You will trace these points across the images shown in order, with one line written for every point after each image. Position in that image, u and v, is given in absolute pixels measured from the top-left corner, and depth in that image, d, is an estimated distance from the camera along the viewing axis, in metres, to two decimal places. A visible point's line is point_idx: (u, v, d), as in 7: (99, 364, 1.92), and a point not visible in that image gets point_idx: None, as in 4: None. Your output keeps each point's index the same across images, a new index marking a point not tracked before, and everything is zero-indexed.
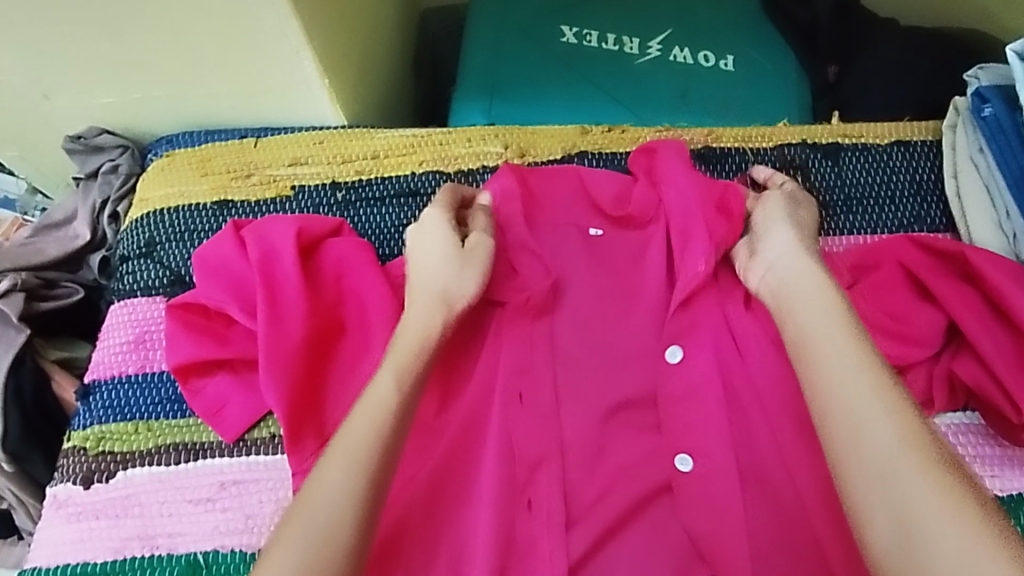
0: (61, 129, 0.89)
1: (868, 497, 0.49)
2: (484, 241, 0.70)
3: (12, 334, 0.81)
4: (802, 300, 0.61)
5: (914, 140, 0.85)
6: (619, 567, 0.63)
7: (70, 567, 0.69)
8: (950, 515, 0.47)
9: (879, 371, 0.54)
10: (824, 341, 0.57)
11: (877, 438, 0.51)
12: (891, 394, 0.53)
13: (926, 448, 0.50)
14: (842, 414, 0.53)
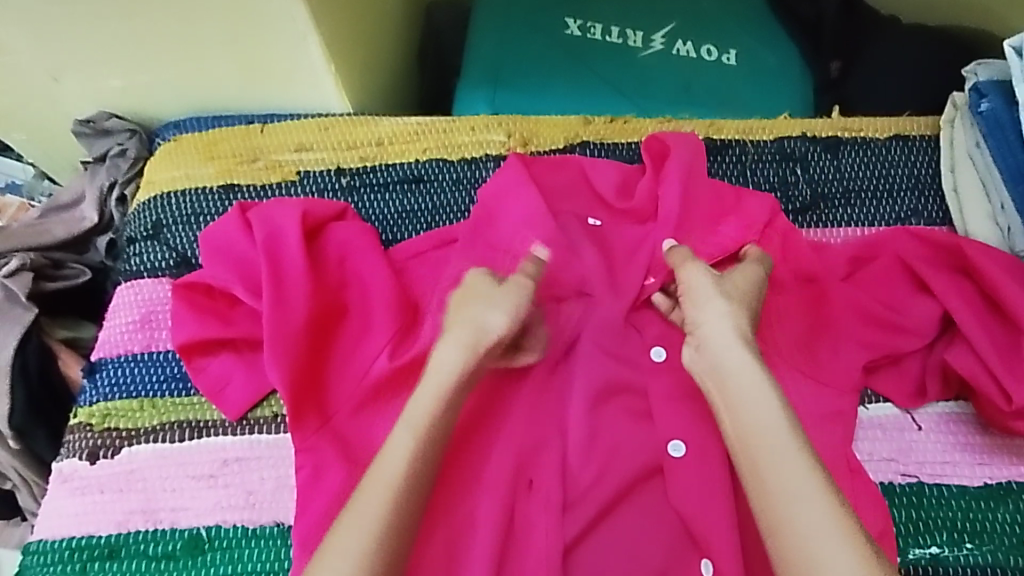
0: (70, 111, 0.90)
1: (776, 534, 0.55)
2: (525, 284, 0.68)
3: (20, 313, 0.82)
4: (736, 366, 0.62)
5: (913, 134, 0.86)
6: (612, 546, 0.65)
7: (74, 539, 0.70)
8: (830, 531, 0.54)
9: (803, 445, 0.58)
10: (756, 417, 0.59)
11: (807, 515, 0.54)
12: (815, 469, 0.57)
13: (849, 524, 0.54)
14: (775, 490, 0.56)
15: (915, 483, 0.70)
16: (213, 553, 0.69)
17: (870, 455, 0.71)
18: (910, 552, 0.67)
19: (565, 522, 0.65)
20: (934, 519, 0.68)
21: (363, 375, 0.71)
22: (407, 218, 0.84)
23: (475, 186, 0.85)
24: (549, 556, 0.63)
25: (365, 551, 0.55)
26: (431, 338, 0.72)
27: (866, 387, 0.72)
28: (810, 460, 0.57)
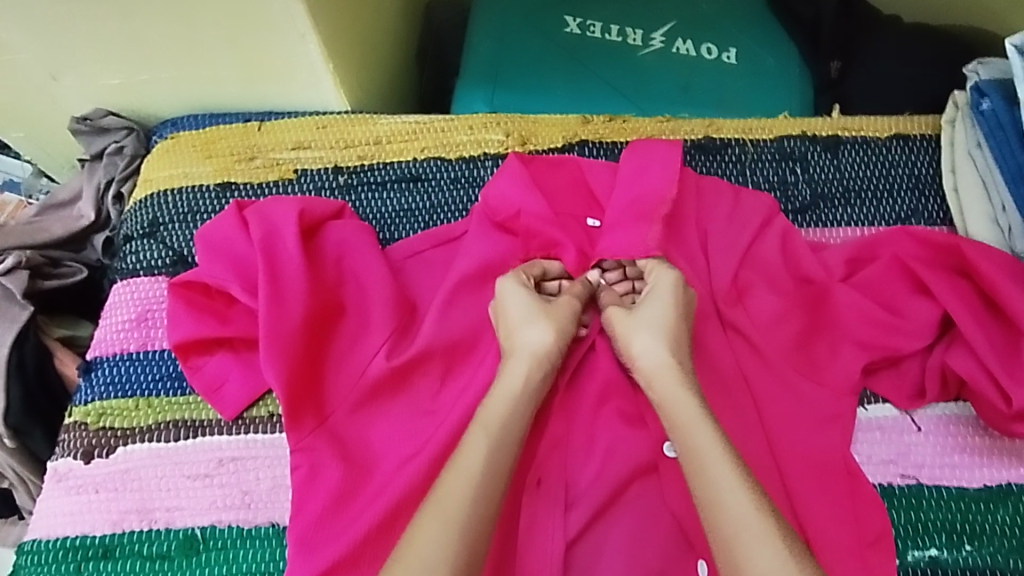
0: (68, 109, 0.90)
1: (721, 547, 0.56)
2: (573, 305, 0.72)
3: (15, 312, 0.82)
4: (671, 390, 0.64)
5: (913, 135, 0.85)
6: (609, 544, 0.66)
7: (69, 538, 0.70)
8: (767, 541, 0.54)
9: (734, 461, 0.59)
10: (689, 436, 0.61)
11: (737, 526, 0.55)
12: (746, 483, 0.58)
13: (776, 534, 0.55)
14: (707, 504, 0.57)
15: (914, 485, 0.69)
16: (208, 553, 0.68)
17: (869, 457, 0.70)
18: (909, 554, 0.66)
19: (562, 521, 0.66)
20: (934, 521, 0.68)
21: (360, 375, 0.71)
22: (405, 217, 0.84)
23: (473, 185, 0.85)
24: (546, 555, 0.64)
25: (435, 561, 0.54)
26: (430, 338, 0.72)
27: (864, 388, 0.72)
28: (742, 474, 0.59)
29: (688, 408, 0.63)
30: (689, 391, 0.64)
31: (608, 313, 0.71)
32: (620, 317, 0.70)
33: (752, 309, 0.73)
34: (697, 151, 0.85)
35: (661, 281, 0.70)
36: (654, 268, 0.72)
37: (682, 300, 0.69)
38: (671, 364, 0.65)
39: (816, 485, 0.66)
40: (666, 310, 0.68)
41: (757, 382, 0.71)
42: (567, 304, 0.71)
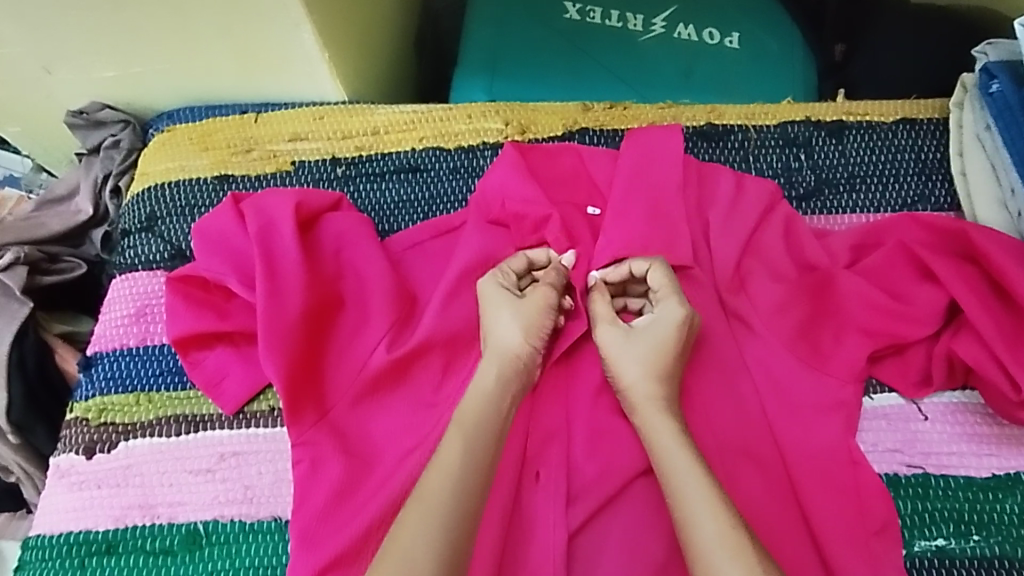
0: (63, 103, 0.89)
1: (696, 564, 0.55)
2: (548, 295, 0.69)
3: (15, 308, 0.81)
4: (649, 412, 0.64)
5: (920, 118, 0.84)
6: (611, 536, 0.65)
7: (72, 534, 0.70)
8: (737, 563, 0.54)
9: (708, 479, 0.59)
10: (665, 457, 0.61)
11: (707, 545, 0.55)
12: (717, 501, 0.58)
13: (746, 551, 0.54)
14: (680, 524, 0.57)
15: (920, 475, 0.68)
16: (211, 548, 0.68)
17: (874, 446, 0.69)
18: (916, 544, 0.66)
19: (565, 512, 0.65)
20: (940, 510, 0.67)
21: (360, 368, 0.70)
22: (404, 208, 0.83)
23: (473, 175, 0.84)
24: (549, 547, 0.64)
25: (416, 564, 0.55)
26: (430, 330, 0.71)
27: (870, 376, 0.71)
28: (718, 495, 0.58)
29: (666, 428, 0.62)
30: (665, 412, 0.63)
31: (601, 328, 0.69)
32: (613, 338, 0.68)
33: (755, 297, 0.72)
34: (698, 137, 0.84)
35: (662, 316, 0.67)
36: (664, 295, 0.68)
37: (681, 335, 0.66)
38: (649, 386, 0.65)
39: (821, 474, 0.66)
40: (659, 341, 0.66)
41: (760, 371, 0.70)
42: (541, 296, 0.69)
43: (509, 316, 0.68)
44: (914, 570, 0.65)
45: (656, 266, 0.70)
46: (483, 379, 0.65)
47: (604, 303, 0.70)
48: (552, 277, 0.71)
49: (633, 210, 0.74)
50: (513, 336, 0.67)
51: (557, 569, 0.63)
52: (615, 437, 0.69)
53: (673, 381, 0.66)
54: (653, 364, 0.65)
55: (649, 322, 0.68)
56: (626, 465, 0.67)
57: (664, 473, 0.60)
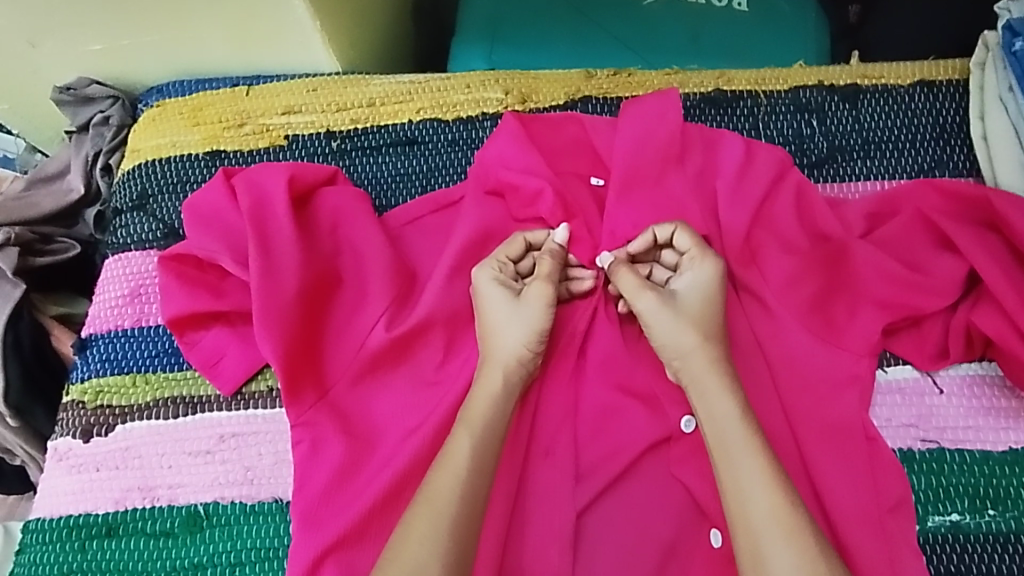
0: (50, 78, 0.87)
1: (744, 539, 0.56)
2: (543, 291, 0.66)
3: (8, 289, 0.80)
4: (705, 380, 0.62)
5: (939, 80, 0.80)
6: (617, 516, 0.64)
7: (72, 517, 0.69)
8: (790, 541, 0.55)
9: (765, 454, 0.59)
10: (721, 429, 0.60)
11: (763, 521, 0.56)
12: (774, 476, 0.58)
13: (802, 529, 0.56)
14: (733, 496, 0.58)
15: (935, 449, 0.67)
16: (212, 530, 0.67)
17: (888, 420, 0.68)
18: (929, 519, 0.64)
19: (571, 491, 0.64)
20: (955, 485, 0.65)
21: (359, 347, 0.69)
22: (402, 182, 0.80)
23: (473, 147, 0.81)
24: (555, 527, 0.63)
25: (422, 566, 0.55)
26: (430, 308, 0.69)
27: (884, 349, 0.69)
28: (775, 472, 0.58)
29: (726, 399, 0.61)
30: (722, 382, 0.62)
31: (639, 300, 0.66)
32: (654, 307, 0.65)
33: (766, 270, 0.70)
34: (706, 104, 0.81)
35: (702, 275, 0.66)
36: (697, 256, 0.66)
37: (719, 296, 0.66)
38: (704, 354, 0.63)
39: (834, 451, 0.64)
40: (704, 304, 0.65)
41: (771, 345, 0.68)
42: (538, 293, 0.66)
43: (511, 318, 0.66)
44: (928, 546, 0.63)
45: (681, 229, 0.68)
46: (498, 378, 0.64)
47: (631, 275, 0.67)
48: (546, 269, 0.67)
49: (638, 182, 0.71)
50: (514, 342, 0.65)
51: (563, 549, 0.62)
52: (622, 414, 0.67)
53: (725, 348, 0.64)
54: (706, 328, 0.64)
55: (688, 286, 0.66)
56: (633, 442, 0.66)
57: (719, 445, 0.60)
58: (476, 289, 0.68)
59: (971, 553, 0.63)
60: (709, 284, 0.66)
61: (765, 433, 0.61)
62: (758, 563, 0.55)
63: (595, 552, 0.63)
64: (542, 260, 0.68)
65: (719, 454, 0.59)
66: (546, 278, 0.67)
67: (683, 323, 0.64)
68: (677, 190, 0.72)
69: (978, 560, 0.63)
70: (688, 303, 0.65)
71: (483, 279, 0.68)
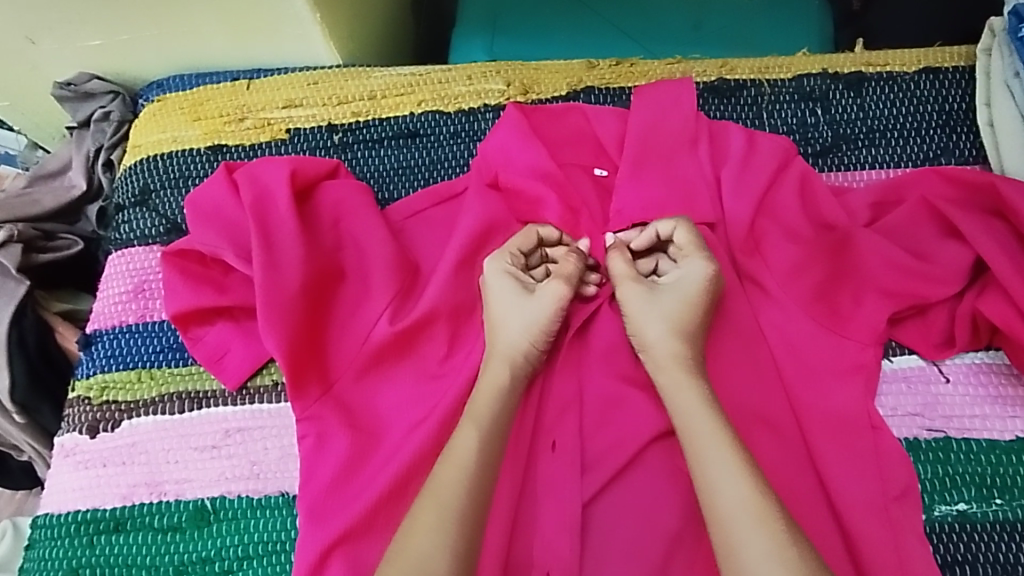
0: (50, 75, 0.86)
1: (716, 530, 0.56)
2: (558, 291, 0.66)
3: (13, 287, 0.80)
4: (672, 373, 0.62)
5: (945, 67, 0.79)
6: (624, 507, 0.64)
7: (80, 512, 0.70)
8: (761, 531, 0.54)
9: (733, 443, 0.58)
10: (687, 420, 0.60)
11: (731, 510, 0.55)
12: (742, 465, 0.57)
13: (771, 516, 0.55)
14: (702, 487, 0.57)
15: (941, 438, 0.66)
16: (220, 524, 0.68)
17: (894, 410, 0.67)
18: (936, 508, 0.64)
19: (577, 483, 0.64)
20: (961, 474, 0.65)
21: (363, 341, 0.69)
22: (404, 175, 0.80)
23: (475, 139, 0.81)
24: (562, 518, 0.63)
25: (426, 557, 0.55)
26: (434, 301, 0.69)
27: (890, 339, 0.69)
28: (744, 463, 0.57)
29: (691, 393, 0.61)
30: (689, 375, 0.62)
31: (623, 287, 0.66)
32: (636, 296, 0.65)
33: (770, 259, 0.69)
34: (708, 93, 0.80)
35: (690, 273, 0.65)
36: (690, 252, 0.66)
37: (706, 292, 0.65)
38: (672, 348, 0.63)
39: (840, 441, 0.64)
40: (684, 298, 0.65)
41: (776, 335, 0.68)
42: (554, 293, 0.66)
43: (518, 314, 0.66)
44: (934, 535, 0.63)
45: (681, 225, 0.67)
46: (501, 371, 0.64)
47: (622, 261, 0.67)
48: (568, 269, 0.67)
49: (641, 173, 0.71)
50: (518, 338, 0.65)
51: (569, 540, 0.62)
52: (628, 406, 0.67)
53: (695, 342, 0.64)
54: (682, 324, 0.64)
55: (675, 279, 0.66)
56: (638, 434, 0.66)
57: (686, 439, 0.60)
58: (487, 281, 0.68)
59: (978, 542, 0.63)
60: (696, 283, 0.65)
61: (734, 426, 0.60)
62: (729, 552, 0.54)
63: (601, 543, 0.63)
64: (567, 259, 0.68)
65: (687, 447, 0.59)
66: (566, 279, 0.67)
67: (660, 319, 0.64)
68: (681, 180, 0.71)
69: (985, 549, 0.63)
70: (669, 300, 0.65)
71: (495, 270, 0.68)
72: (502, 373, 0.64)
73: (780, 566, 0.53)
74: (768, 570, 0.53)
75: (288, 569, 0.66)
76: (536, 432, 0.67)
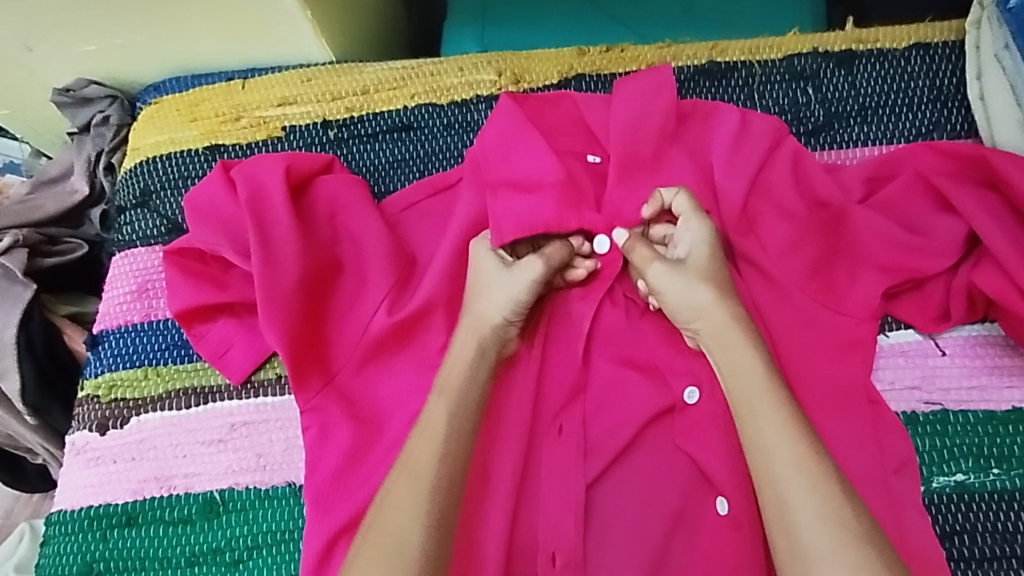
0: (47, 81, 0.87)
1: (769, 488, 0.56)
2: (534, 267, 0.67)
3: (19, 291, 0.81)
4: (720, 336, 0.62)
5: (935, 42, 0.79)
6: (625, 488, 0.65)
7: (92, 508, 0.71)
8: (815, 493, 0.55)
9: (786, 408, 0.58)
10: (741, 383, 0.60)
11: (784, 472, 0.56)
12: (796, 427, 0.58)
13: (825, 479, 0.55)
14: (757, 449, 0.58)
15: (939, 411, 0.67)
16: (228, 515, 0.69)
17: (891, 384, 0.68)
18: (934, 480, 0.65)
19: (576, 467, 0.65)
20: (960, 446, 0.65)
21: (362, 332, 0.70)
22: (399, 168, 0.81)
23: (468, 130, 0.81)
24: (563, 501, 0.64)
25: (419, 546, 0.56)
26: (431, 291, 0.70)
27: (886, 314, 0.69)
28: (800, 425, 0.58)
29: (747, 353, 0.61)
30: (741, 336, 0.62)
31: (652, 265, 0.66)
32: (667, 270, 0.65)
33: (764, 238, 0.70)
34: (699, 76, 0.81)
35: (698, 236, 0.67)
36: (694, 217, 0.67)
37: (723, 254, 0.67)
38: (722, 310, 0.63)
39: (837, 417, 0.64)
40: (709, 260, 0.66)
41: (772, 313, 0.68)
42: (533, 269, 0.67)
43: (494, 287, 0.67)
44: (932, 506, 0.64)
45: (683, 192, 0.68)
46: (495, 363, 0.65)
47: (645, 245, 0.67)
48: (553, 253, 0.68)
49: (632, 157, 0.71)
50: (491, 309, 0.66)
51: (571, 522, 0.63)
52: (626, 386, 0.68)
53: (739, 303, 0.64)
54: (724, 285, 0.65)
55: (692, 247, 0.67)
56: (637, 414, 0.67)
57: (740, 402, 0.60)
58: (472, 259, 0.70)
59: (977, 512, 0.63)
60: (714, 243, 0.67)
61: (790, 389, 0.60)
62: (780, 512, 0.55)
63: (604, 524, 0.64)
64: (556, 244, 0.68)
65: (741, 409, 0.59)
66: (549, 258, 0.67)
67: (705, 284, 0.64)
68: (671, 162, 0.72)
69: (983, 519, 0.63)
70: (704, 266, 0.65)
71: (475, 253, 0.69)
72: (469, 343, 0.65)
73: (832, 527, 0.54)
74: (821, 528, 0.54)
75: (297, 557, 0.67)
76: (536, 417, 0.68)
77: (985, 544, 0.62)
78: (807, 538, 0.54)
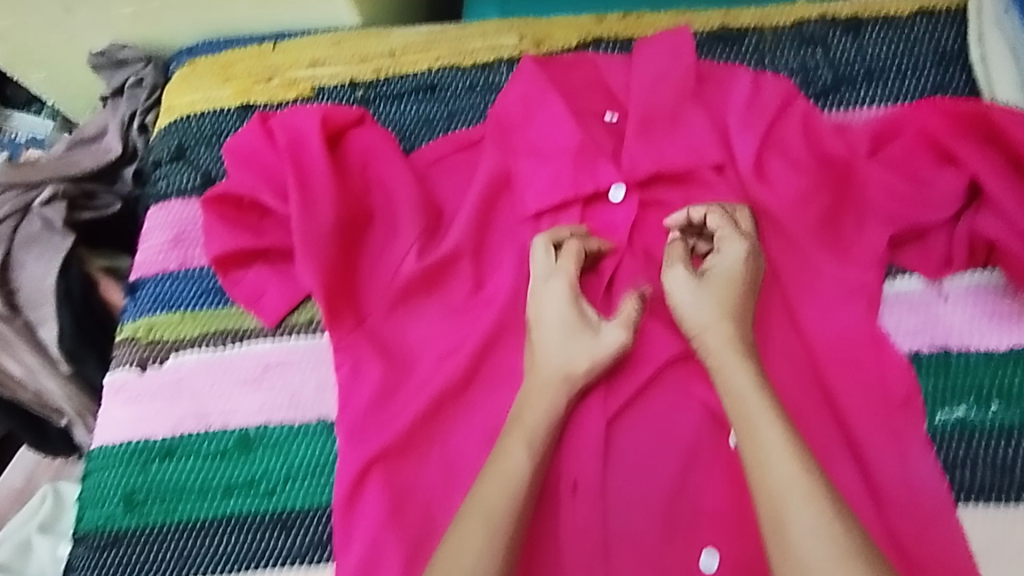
0: (84, 45, 0.92)
1: (765, 504, 0.57)
2: (615, 334, 0.67)
3: (58, 241, 0.85)
4: (718, 354, 0.64)
5: (937, 9, 0.83)
6: (643, 422, 0.69)
7: (132, 443, 0.74)
8: (812, 509, 0.55)
9: (782, 423, 0.60)
10: (739, 400, 0.61)
11: (781, 486, 0.56)
12: (791, 442, 0.58)
13: (819, 493, 0.55)
14: (750, 447, 0.59)
15: (941, 352, 0.70)
16: (263, 450, 0.72)
17: (897, 327, 0.71)
18: (937, 416, 0.67)
19: (597, 402, 0.68)
20: (962, 384, 0.68)
21: (393, 275, 0.73)
22: (425, 126, 0.84)
23: (492, 90, 0.85)
24: (586, 434, 0.67)
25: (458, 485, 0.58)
26: (458, 239, 0.74)
27: (891, 262, 0.72)
28: (795, 441, 0.59)
29: (744, 372, 0.63)
30: (740, 356, 0.64)
31: (672, 280, 0.69)
32: (684, 285, 0.68)
33: (776, 188, 0.73)
34: (712, 40, 0.84)
35: (729, 254, 0.68)
36: (727, 235, 0.69)
37: (749, 277, 0.68)
38: (725, 332, 0.65)
39: (845, 355, 0.68)
40: (730, 282, 0.67)
41: (783, 260, 0.72)
42: (616, 337, 0.67)
43: (573, 352, 0.67)
44: (935, 439, 0.66)
45: (712, 210, 0.71)
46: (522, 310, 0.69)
47: (679, 263, 0.69)
48: (629, 314, 0.68)
49: (650, 112, 0.75)
50: (570, 371, 0.66)
51: (594, 453, 0.67)
52: (644, 328, 0.72)
53: (745, 329, 0.66)
54: (736, 307, 0.67)
55: (719, 264, 0.68)
56: (655, 353, 0.70)
57: (737, 420, 0.61)
58: (533, 306, 0.70)
59: (977, 445, 0.66)
60: (744, 264, 0.68)
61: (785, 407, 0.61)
62: (777, 527, 0.55)
63: (624, 457, 0.68)
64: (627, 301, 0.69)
65: (738, 428, 0.61)
66: (627, 322, 0.68)
67: (719, 304, 0.66)
68: (688, 117, 0.75)
69: (983, 451, 0.66)
70: (727, 288, 0.67)
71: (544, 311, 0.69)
72: (553, 400, 0.65)
73: (828, 539, 0.53)
74: (812, 536, 0.54)
75: (329, 489, 0.70)
76: None
77: (985, 475, 0.65)
78: (804, 552, 0.53)
